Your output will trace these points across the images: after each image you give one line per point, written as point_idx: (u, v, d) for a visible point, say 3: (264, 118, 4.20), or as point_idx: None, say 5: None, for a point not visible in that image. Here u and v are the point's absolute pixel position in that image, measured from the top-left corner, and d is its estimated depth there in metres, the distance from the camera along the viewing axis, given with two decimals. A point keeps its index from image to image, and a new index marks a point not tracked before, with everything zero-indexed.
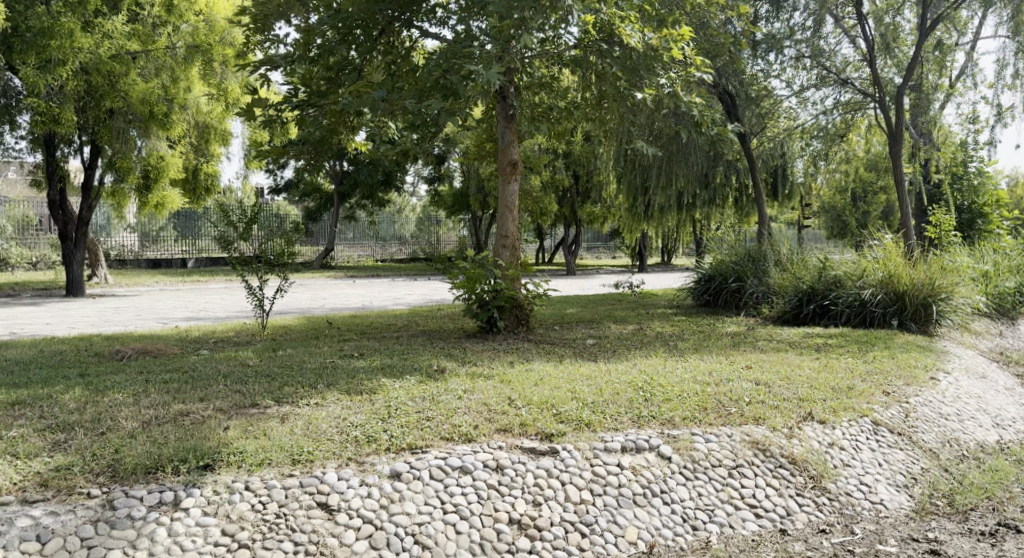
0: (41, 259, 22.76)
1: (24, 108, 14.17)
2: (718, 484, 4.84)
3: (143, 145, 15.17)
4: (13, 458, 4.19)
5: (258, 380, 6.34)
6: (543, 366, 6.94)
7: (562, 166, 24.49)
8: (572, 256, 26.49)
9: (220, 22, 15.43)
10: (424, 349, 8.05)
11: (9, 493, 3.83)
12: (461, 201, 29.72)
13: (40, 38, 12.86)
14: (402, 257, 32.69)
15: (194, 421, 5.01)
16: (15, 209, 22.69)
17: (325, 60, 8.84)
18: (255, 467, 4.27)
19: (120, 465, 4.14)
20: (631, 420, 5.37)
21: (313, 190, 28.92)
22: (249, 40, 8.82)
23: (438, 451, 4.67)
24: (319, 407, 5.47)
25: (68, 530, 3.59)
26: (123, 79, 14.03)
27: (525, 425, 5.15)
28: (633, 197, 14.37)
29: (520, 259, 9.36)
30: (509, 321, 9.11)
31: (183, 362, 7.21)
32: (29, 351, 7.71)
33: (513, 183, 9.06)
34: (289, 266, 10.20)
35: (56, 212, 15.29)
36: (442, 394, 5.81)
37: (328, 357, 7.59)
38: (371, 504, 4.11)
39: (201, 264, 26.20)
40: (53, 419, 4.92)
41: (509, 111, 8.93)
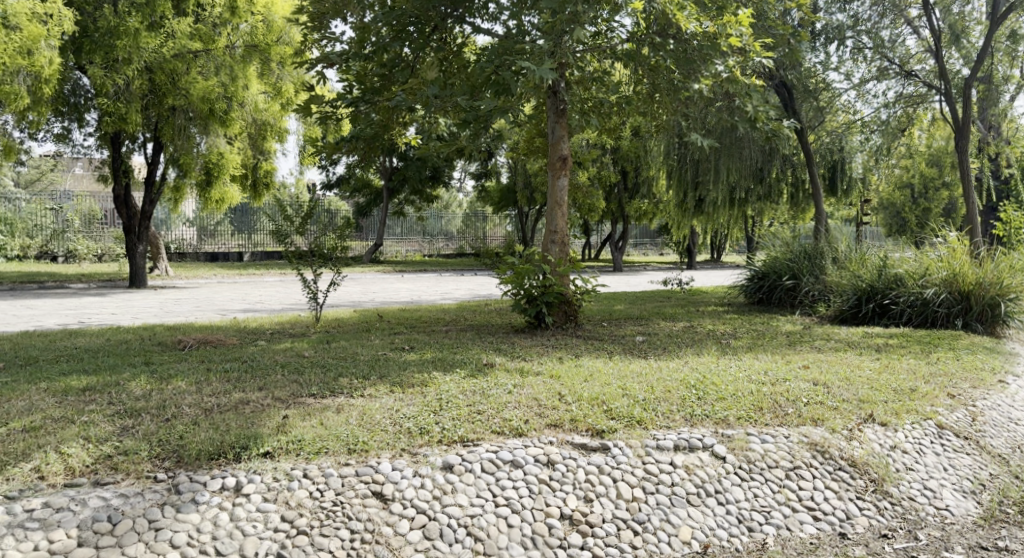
0: (105, 252, 23.05)
1: (93, 106, 14.70)
2: (774, 485, 4.75)
3: (203, 141, 15.54)
4: (86, 441, 4.36)
5: (312, 371, 6.48)
6: (594, 362, 6.91)
7: (610, 161, 24.28)
8: (620, 252, 26.28)
9: (278, 22, 15.70)
10: (474, 343, 8.11)
11: (82, 475, 3.99)
12: (509, 196, 29.74)
13: (107, 39, 13.50)
14: (449, 251, 32.92)
15: (254, 410, 5.14)
16: (82, 203, 23.67)
17: (379, 57, 8.96)
18: (313, 456, 4.38)
19: (185, 450, 4.28)
20: (684, 419, 5.31)
21: (363, 186, 29.34)
22: (306, 38, 8.98)
23: (489, 444, 4.71)
24: (373, 399, 5.55)
25: (137, 512, 3.70)
26: (184, 77, 14.43)
27: (575, 420, 5.13)
28: (684, 193, 14.12)
29: (569, 254, 9.30)
30: (558, 317, 9.12)
31: (242, 353, 7.41)
32: (97, 340, 8.02)
33: (563, 178, 9.03)
34: (342, 260, 10.37)
35: (121, 207, 15.85)
36: (492, 388, 5.84)
37: (380, 349, 7.72)
38: (424, 495, 4.16)
39: (256, 258, 26.90)
40: (121, 405, 5.11)
41: (561, 106, 8.90)
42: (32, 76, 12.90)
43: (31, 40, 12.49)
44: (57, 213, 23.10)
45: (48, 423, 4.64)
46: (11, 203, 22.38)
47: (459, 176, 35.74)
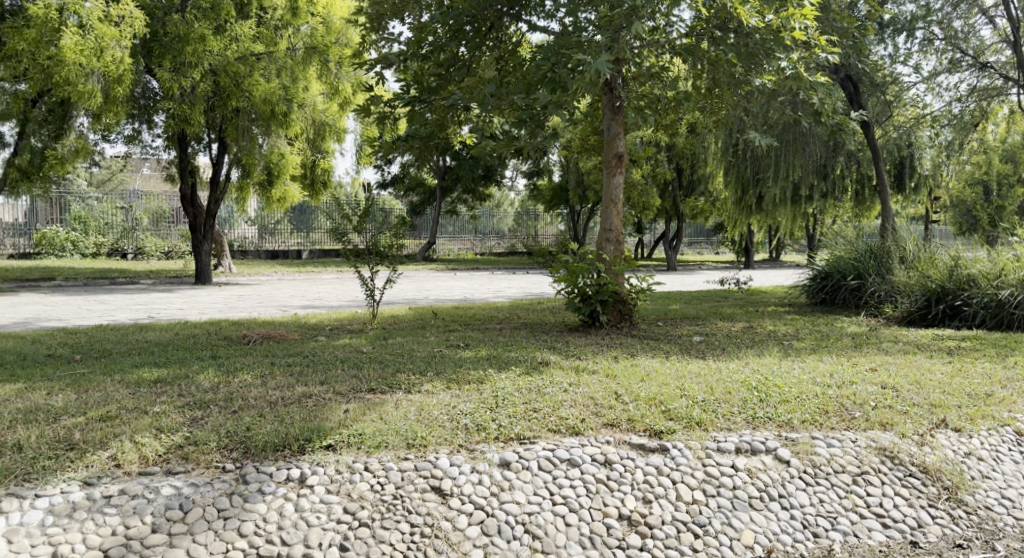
0: (173, 250, 24.17)
1: (161, 108, 15.21)
2: (841, 490, 4.62)
3: (265, 142, 15.93)
4: (158, 431, 4.51)
5: (371, 366, 6.60)
6: (650, 362, 6.82)
7: (665, 159, 23.92)
8: (674, 251, 25.92)
9: (336, 23, 16.01)
10: (528, 341, 8.11)
11: (155, 464, 4.13)
12: (561, 195, 29.65)
13: (176, 43, 14.06)
14: (501, 250, 33.05)
15: (316, 403, 5.25)
16: (151, 202, 24.56)
17: (436, 57, 9.03)
18: (373, 449, 4.45)
19: (251, 442, 4.40)
20: (745, 421, 5.21)
21: (417, 184, 29.59)
22: (365, 39, 9.10)
23: (546, 442, 4.70)
24: (430, 395, 5.59)
25: (207, 501, 3.82)
26: (247, 79, 14.76)
27: (633, 420, 5.09)
28: (743, 190, 13.80)
29: (624, 253, 9.19)
30: (612, 316, 9.03)
31: (303, 348, 7.58)
32: (166, 334, 8.31)
33: (618, 175, 8.93)
34: (398, 257, 10.49)
35: (187, 206, 16.39)
36: (548, 386, 5.82)
37: (436, 346, 7.80)
38: (482, 491, 4.19)
39: (314, 256, 27.52)
40: (190, 397, 5.29)
41: (617, 103, 8.81)
42: (105, 77, 13.45)
43: (103, 40, 13.05)
44: (126, 212, 24.20)
45: (123, 413, 4.82)
46: (84, 202, 23.41)
47: (512, 174, 35.82)
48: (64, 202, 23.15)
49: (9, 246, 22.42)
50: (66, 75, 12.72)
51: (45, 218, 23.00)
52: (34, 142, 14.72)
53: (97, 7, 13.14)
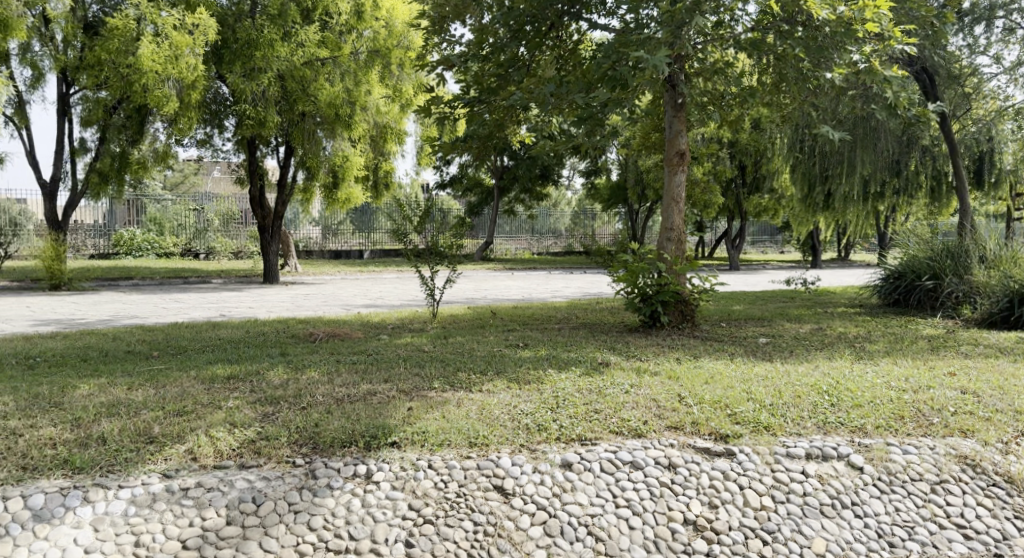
0: (241, 250, 24.97)
1: (232, 112, 15.84)
2: (918, 499, 4.45)
3: (329, 145, 16.26)
4: (231, 426, 4.67)
5: (432, 364, 6.68)
6: (714, 364, 6.68)
7: (727, 156, 23.38)
8: (736, 251, 25.32)
9: (398, 27, 16.51)
10: (588, 341, 8.06)
11: (229, 458, 4.27)
12: (619, 193, 29.40)
13: (246, 48, 14.58)
14: (559, 250, 32.99)
15: (381, 400, 5.36)
16: (221, 204, 25.41)
17: (497, 58, 9.05)
18: (437, 447, 4.50)
19: (319, 438, 4.50)
20: (816, 426, 5.06)
21: (475, 184, 29.73)
22: (426, 42, 9.22)
23: (608, 444, 4.66)
24: (491, 394, 5.63)
25: (278, 494, 3.93)
26: (314, 84, 15.22)
27: (697, 423, 5.00)
28: (810, 187, 13.40)
29: (686, 253, 9.04)
30: (674, 317, 8.88)
31: (367, 346, 7.74)
32: (237, 332, 8.59)
33: (680, 174, 8.78)
34: (458, 257, 10.59)
35: (256, 208, 16.88)
36: (609, 387, 5.78)
37: (495, 345, 7.83)
38: (544, 491, 4.19)
39: (375, 255, 28.01)
40: (261, 393, 5.46)
41: (679, 100, 8.65)
42: (180, 83, 14.00)
43: (178, 48, 13.60)
44: (199, 213, 25.11)
45: (199, 408, 5.01)
46: (159, 203, 24.41)
47: (570, 173, 35.68)
48: (140, 204, 24.18)
49: (90, 246, 23.57)
50: (144, 81, 13.27)
51: (123, 220, 24.07)
52: (114, 147, 15.40)
53: (173, 17, 13.72)
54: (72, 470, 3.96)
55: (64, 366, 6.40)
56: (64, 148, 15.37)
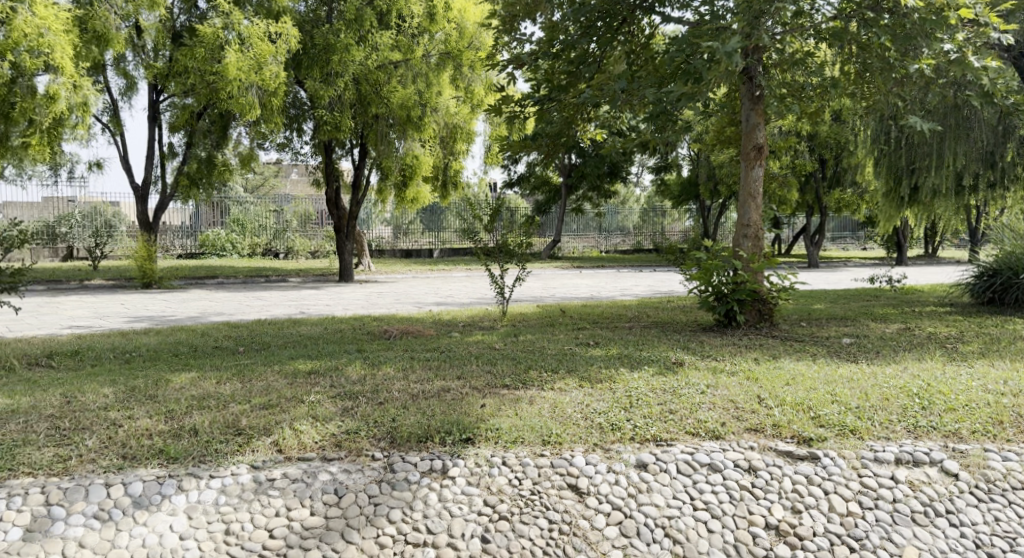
0: (317, 249, 25.71)
1: (310, 116, 16.34)
2: (1021, 510, 4.20)
3: (401, 145, 16.53)
4: (313, 419, 4.81)
5: (504, 362, 6.71)
6: (795, 365, 6.47)
7: (806, 149, 22.58)
8: (815, 248, 24.45)
9: (469, 28, 16.64)
10: (660, 340, 7.93)
11: (312, 450, 4.40)
12: (690, 189, 28.90)
13: (323, 54, 15.06)
14: (627, 248, 32.64)
15: (454, 397, 5.42)
16: (299, 205, 26.25)
17: (567, 55, 8.97)
18: (510, 444, 4.53)
19: (397, 433, 4.60)
20: (906, 430, 4.85)
21: (543, 183, 29.67)
22: (497, 41, 9.24)
23: (685, 445, 4.58)
24: (563, 393, 5.60)
25: (358, 487, 4.03)
26: (386, 87, 15.55)
27: (779, 426, 4.86)
28: (896, 180, 12.82)
29: (763, 250, 8.79)
30: (751, 316, 8.65)
31: (439, 343, 7.84)
32: (315, 329, 8.85)
33: (757, 168, 8.53)
34: (528, 255, 10.59)
35: (332, 209, 17.34)
36: (684, 387, 5.67)
37: (566, 344, 7.81)
38: (619, 492, 4.15)
39: (445, 255, 28.37)
40: (341, 388, 5.61)
41: (756, 92, 8.44)
42: (262, 90, 14.51)
43: (261, 56, 14.12)
44: (278, 215, 26.00)
45: (283, 402, 5.19)
46: (242, 205, 25.41)
47: (639, 170, 35.26)
48: (224, 206, 25.16)
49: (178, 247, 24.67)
50: (228, 88, 13.81)
51: (207, 221, 25.07)
52: (201, 152, 16.13)
53: (256, 25, 14.25)
54: (167, 460, 4.15)
55: (157, 360, 6.73)
56: (155, 153, 16.15)
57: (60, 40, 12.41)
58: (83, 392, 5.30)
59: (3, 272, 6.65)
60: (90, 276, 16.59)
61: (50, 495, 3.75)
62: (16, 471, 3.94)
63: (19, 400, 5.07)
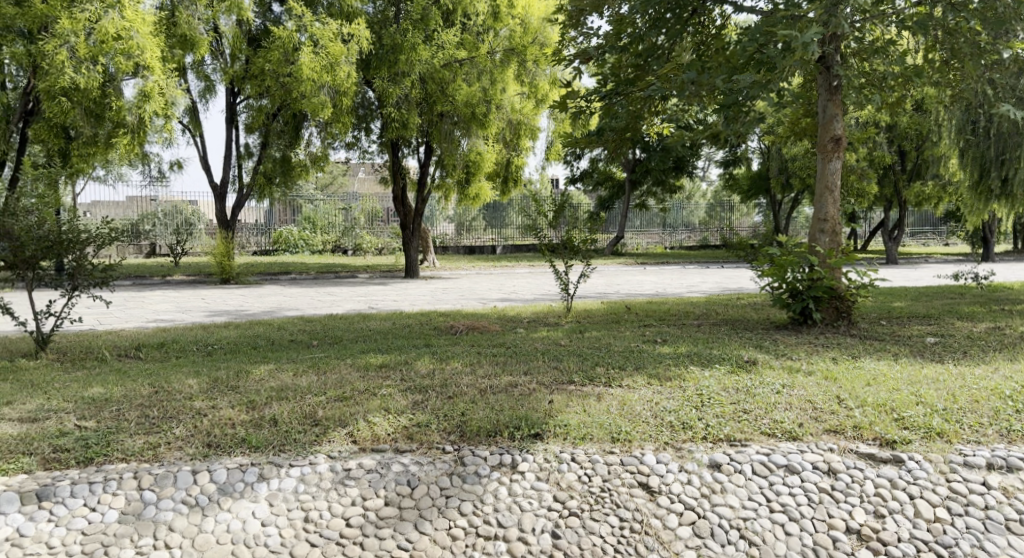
0: (385, 246, 26.16)
1: (378, 116, 16.66)
2: None
3: (466, 143, 16.64)
4: (386, 411, 4.91)
5: (570, 358, 6.67)
6: (876, 364, 6.23)
7: (884, 141, 21.65)
8: (893, 243, 23.46)
9: (534, 23, 16.63)
10: (730, 338, 7.76)
11: (385, 442, 4.48)
12: (760, 183, 28.16)
13: (391, 54, 15.31)
14: (693, 244, 32.08)
15: (522, 392, 5.43)
16: (367, 202, 26.65)
17: (635, 48, 8.85)
18: (579, 441, 4.50)
19: (466, 426, 4.64)
20: (999, 434, 4.63)
21: (606, 178, 29.40)
22: (563, 36, 9.19)
23: (760, 446, 4.48)
24: (631, 390, 5.53)
25: (430, 478, 4.09)
26: (451, 84, 15.67)
27: (860, 427, 4.69)
28: (983, 172, 12.18)
29: (841, 245, 8.48)
30: (827, 314, 8.34)
31: (505, 339, 7.86)
32: (385, 324, 9.01)
33: (836, 161, 8.24)
34: (593, 252, 10.52)
35: (398, 206, 17.63)
36: (758, 386, 5.53)
37: (633, 340, 7.72)
38: (692, 492, 4.09)
39: (508, 251, 28.50)
40: (411, 382, 5.70)
41: (835, 83, 8.11)
42: (334, 90, 14.87)
43: (334, 57, 14.46)
44: (346, 212, 26.47)
45: (356, 394, 5.30)
46: (312, 203, 26.08)
47: (706, 163, 34.53)
48: (296, 204, 25.91)
49: (252, 245, 25.58)
50: (302, 89, 14.22)
51: (279, 219, 25.89)
52: (275, 152, 16.62)
53: (328, 27, 14.57)
54: (249, 449, 4.31)
55: (237, 353, 6.98)
56: (232, 153, 16.74)
57: (147, 42, 13.03)
58: (171, 382, 5.56)
59: (95, 268, 7.01)
60: (172, 272, 17.34)
61: (141, 479, 3.93)
62: (111, 457, 4.14)
63: (112, 389, 5.34)
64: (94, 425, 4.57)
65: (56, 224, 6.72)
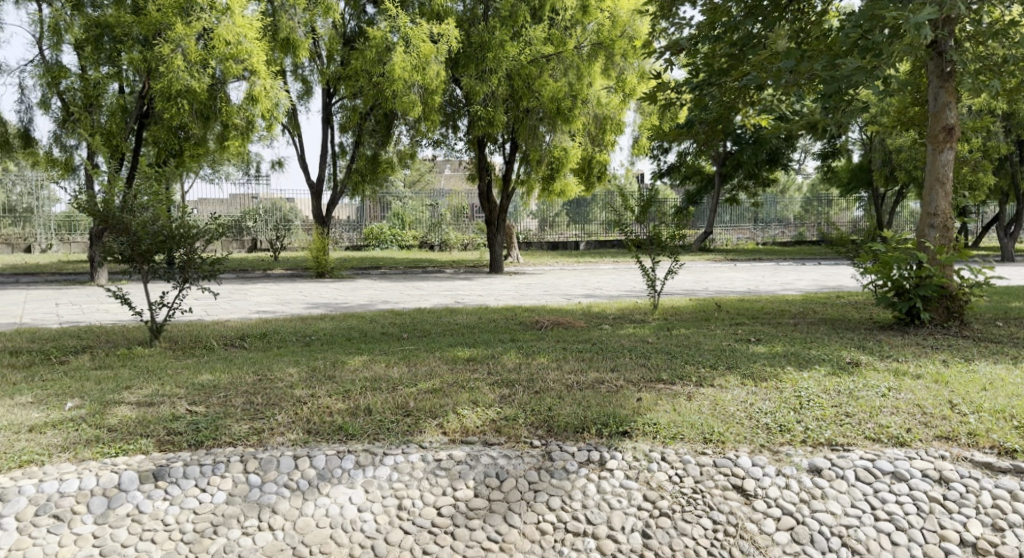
0: (470, 242, 26.46)
1: (465, 113, 16.86)
2: None
3: (550, 139, 16.61)
4: (474, 404, 4.96)
5: (658, 356, 6.57)
6: (992, 368, 5.83)
7: (1001, 130, 20.17)
8: (1010, 239, 21.89)
9: (623, 16, 16.20)
10: (829, 338, 7.44)
11: (473, 434, 4.54)
12: (859, 176, 27.36)
13: (480, 51, 15.50)
14: (786, 240, 30.93)
15: (609, 389, 5.37)
16: (454, 198, 27.04)
17: (729, 38, 8.62)
18: (669, 440, 4.41)
19: (554, 422, 4.63)
20: None
21: (695, 172, 28.79)
22: (654, 28, 9.02)
23: (864, 451, 4.30)
24: (724, 390, 5.37)
25: (519, 472, 4.11)
26: (538, 80, 15.70)
27: (975, 434, 4.42)
28: None
29: (952, 240, 7.97)
30: (937, 314, 7.85)
31: (592, 335, 7.79)
32: (471, 318, 9.11)
33: (947, 151, 7.75)
34: (681, 247, 10.29)
35: (484, 203, 17.81)
36: (862, 389, 5.27)
37: (725, 339, 7.52)
38: (790, 496, 3.97)
39: (591, 247, 28.35)
40: (499, 376, 5.74)
41: (947, 69, 7.62)
42: (424, 88, 15.19)
43: (424, 56, 14.76)
44: (433, 209, 26.89)
45: (446, 387, 5.39)
46: (401, 199, 26.72)
47: (801, 156, 33.28)
48: (386, 201, 26.58)
49: (345, 240, 26.49)
50: (394, 88, 14.57)
51: (370, 215, 26.78)
52: (367, 151, 17.10)
53: (420, 27, 14.82)
54: (346, 436, 4.46)
55: (332, 344, 7.23)
56: (327, 152, 17.36)
57: (253, 46, 13.72)
58: (273, 370, 5.82)
59: (204, 262, 7.42)
60: (272, 266, 18.12)
61: (248, 463, 4.12)
62: (220, 441, 4.38)
63: (219, 376, 5.64)
64: (204, 410, 4.83)
65: (169, 220, 7.14)
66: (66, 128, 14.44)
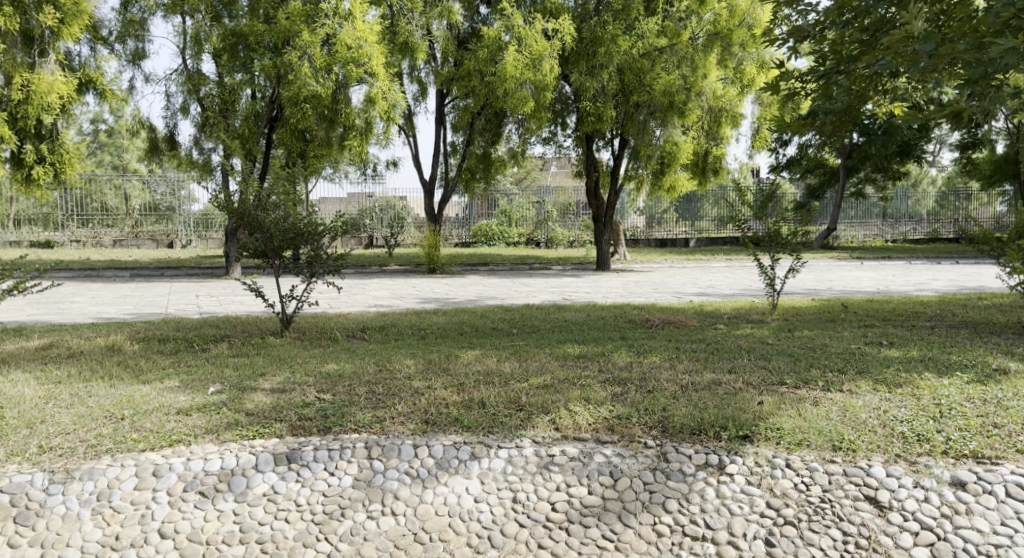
0: (577, 239, 26.44)
1: (574, 109, 16.83)
2: None
3: (661, 134, 16.16)
4: (587, 401, 4.94)
5: (779, 357, 6.30)
6: None
7: None
8: None
9: (742, 5, 15.58)
10: (970, 342, 6.90)
11: (586, 431, 4.51)
12: (1005, 168, 24.98)
13: (590, 47, 15.47)
14: (919, 237, 28.91)
15: (727, 391, 5.21)
16: (562, 195, 27.06)
17: (860, 22, 8.11)
18: (794, 446, 4.21)
19: (669, 422, 4.53)
20: None
21: (817, 165, 27.33)
22: (776, 14, 8.64)
23: (1014, 465, 3.99)
24: (853, 395, 5.09)
25: (633, 472, 4.06)
26: (651, 73, 15.41)
27: None
28: None
29: None
30: None
31: (706, 334, 7.58)
32: (581, 315, 9.08)
33: None
34: (802, 245, 9.81)
35: (592, 199, 17.70)
36: (1010, 398, 4.85)
37: (851, 341, 7.12)
38: (930, 510, 3.75)
39: (702, 244, 27.63)
40: (611, 374, 5.69)
41: None
42: (536, 86, 15.28)
43: (538, 53, 14.84)
44: (541, 206, 26.96)
45: (557, 383, 5.38)
46: (509, 196, 26.96)
47: (937, 145, 31.02)
48: (494, 199, 26.92)
49: (455, 237, 27.09)
50: (506, 86, 14.72)
51: (479, 212, 27.18)
52: (478, 149, 17.35)
53: (531, 26, 14.89)
54: (462, 428, 4.55)
55: (447, 338, 7.42)
56: (439, 151, 17.80)
57: (374, 50, 14.22)
58: (392, 362, 6.04)
59: (329, 258, 7.76)
60: (387, 262, 18.81)
61: (371, 450, 4.29)
62: (346, 427, 4.57)
63: (344, 366, 5.92)
64: (331, 397, 5.07)
65: (297, 218, 7.53)
66: (204, 132, 15.53)
